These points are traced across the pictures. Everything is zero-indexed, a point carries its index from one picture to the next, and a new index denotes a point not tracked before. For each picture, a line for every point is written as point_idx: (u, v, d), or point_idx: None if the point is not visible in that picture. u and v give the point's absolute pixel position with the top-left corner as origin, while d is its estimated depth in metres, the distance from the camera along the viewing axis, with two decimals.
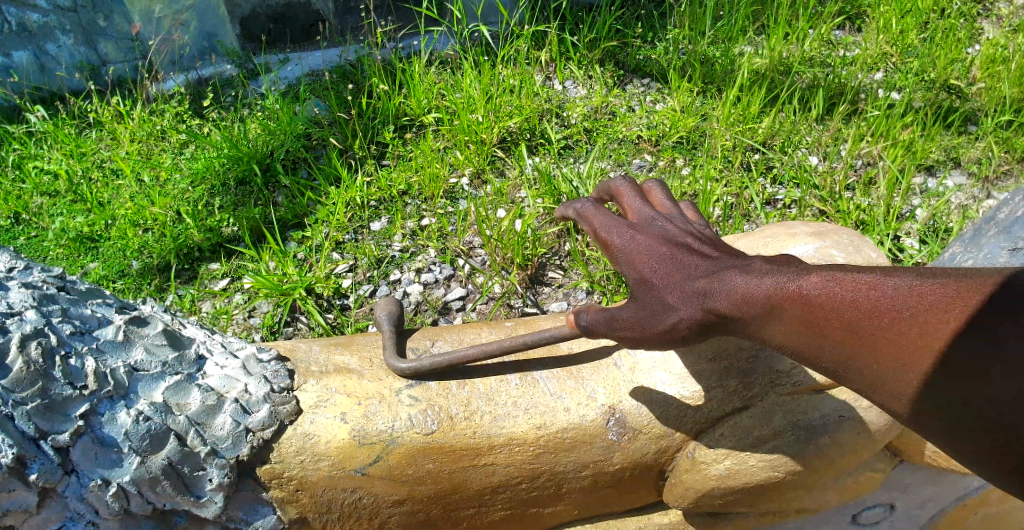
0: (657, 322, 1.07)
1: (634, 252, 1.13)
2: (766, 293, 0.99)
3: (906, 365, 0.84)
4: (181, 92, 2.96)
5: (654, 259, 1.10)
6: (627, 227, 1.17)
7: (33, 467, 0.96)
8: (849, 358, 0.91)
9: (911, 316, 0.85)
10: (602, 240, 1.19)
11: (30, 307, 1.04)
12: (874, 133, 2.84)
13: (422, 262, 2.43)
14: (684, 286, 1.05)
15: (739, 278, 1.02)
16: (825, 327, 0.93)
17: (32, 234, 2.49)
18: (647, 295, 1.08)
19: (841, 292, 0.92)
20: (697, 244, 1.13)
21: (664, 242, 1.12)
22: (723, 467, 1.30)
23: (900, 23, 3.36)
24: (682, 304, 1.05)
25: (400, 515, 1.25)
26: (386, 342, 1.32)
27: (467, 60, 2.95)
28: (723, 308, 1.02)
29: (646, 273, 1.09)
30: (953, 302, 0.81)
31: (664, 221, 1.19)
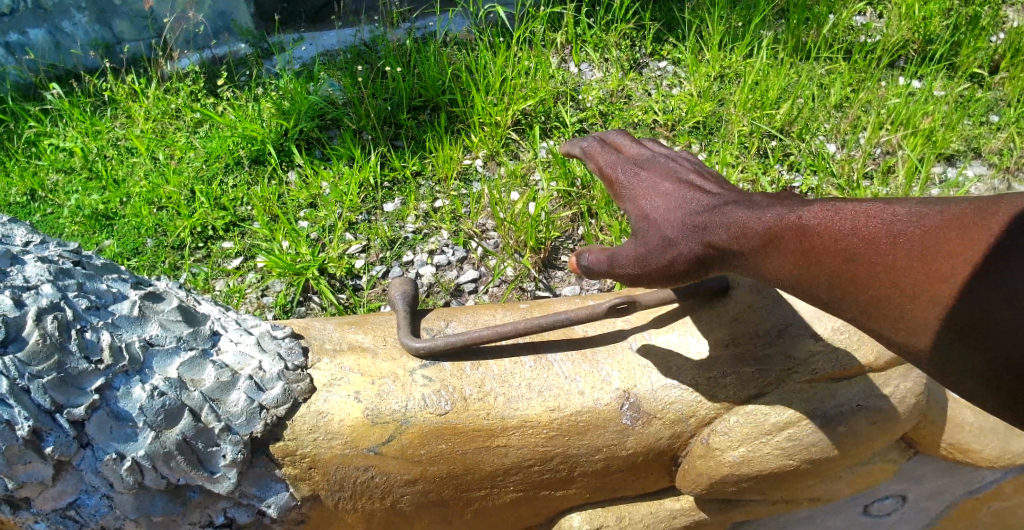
0: (657, 257, 1.10)
1: (638, 189, 1.19)
2: (766, 225, 1.01)
3: (903, 302, 0.86)
4: (196, 70, 2.96)
5: (659, 196, 1.15)
6: (632, 168, 1.23)
7: (49, 440, 0.96)
8: (843, 290, 0.92)
9: (907, 248, 0.86)
10: (609, 179, 1.24)
11: (46, 281, 1.03)
12: (895, 121, 2.77)
13: (435, 244, 2.42)
14: (684, 221, 1.09)
15: (741, 213, 1.04)
16: (820, 259, 0.93)
17: (48, 210, 2.50)
18: (648, 230, 1.13)
19: (839, 224, 0.93)
20: (700, 181, 1.16)
21: (666, 179, 1.18)
22: (737, 454, 1.29)
23: (923, 9, 3.25)
24: (682, 238, 1.08)
25: (411, 495, 1.24)
26: (401, 321, 1.31)
27: (483, 42, 2.92)
28: (722, 240, 1.05)
29: (647, 211, 1.14)
30: (951, 233, 0.82)
31: (667, 160, 1.24)
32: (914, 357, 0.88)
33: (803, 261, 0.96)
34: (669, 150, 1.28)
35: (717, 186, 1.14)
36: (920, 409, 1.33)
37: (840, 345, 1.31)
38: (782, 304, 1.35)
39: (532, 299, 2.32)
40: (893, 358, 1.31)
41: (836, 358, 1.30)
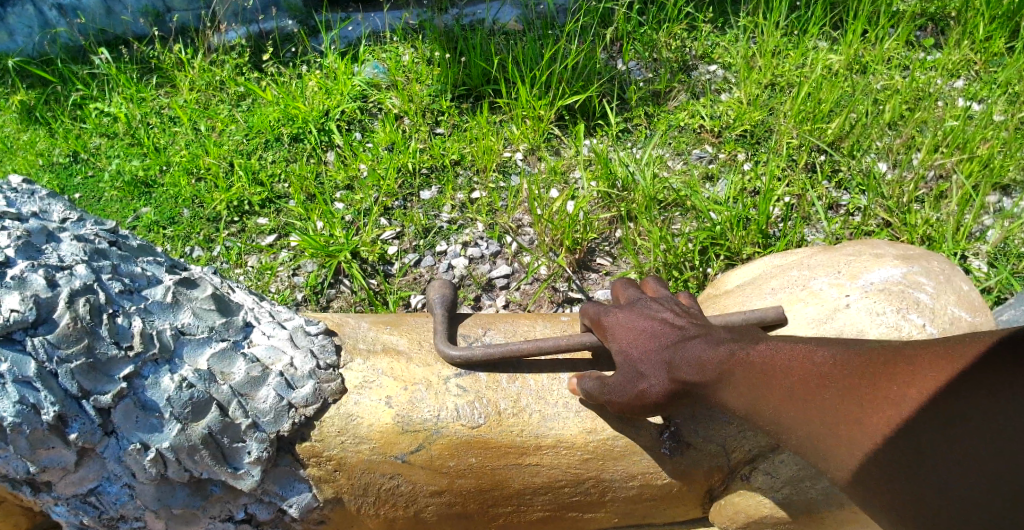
0: (631, 391, 1.09)
1: (614, 328, 1.15)
2: (718, 359, 1.03)
3: (862, 414, 0.84)
4: (242, 43, 2.93)
5: (635, 332, 1.12)
6: (615, 306, 1.19)
7: (73, 427, 0.93)
8: (800, 413, 0.92)
9: (858, 373, 0.87)
10: (590, 320, 1.22)
11: (80, 262, 1.00)
12: (950, 144, 2.62)
13: (469, 235, 2.37)
14: (655, 356, 1.08)
15: (697, 345, 1.05)
16: (776, 382, 0.95)
17: (89, 174, 2.51)
18: (624, 369, 1.11)
19: (793, 352, 0.96)
20: (679, 314, 1.14)
21: (644, 317, 1.14)
22: (779, 495, 1.24)
23: (989, 30, 3.11)
24: (653, 371, 1.07)
25: (436, 506, 1.20)
26: (438, 326, 1.27)
27: (530, 34, 2.85)
28: (685, 374, 1.04)
29: (627, 348, 1.11)
30: (913, 350, 0.84)
31: (646, 300, 1.20)
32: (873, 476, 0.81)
33: (763, 386, 0.97)
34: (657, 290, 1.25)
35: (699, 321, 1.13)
36: None
37: None
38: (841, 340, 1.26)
39: (565, 299, 2.26)
40: None
41: None
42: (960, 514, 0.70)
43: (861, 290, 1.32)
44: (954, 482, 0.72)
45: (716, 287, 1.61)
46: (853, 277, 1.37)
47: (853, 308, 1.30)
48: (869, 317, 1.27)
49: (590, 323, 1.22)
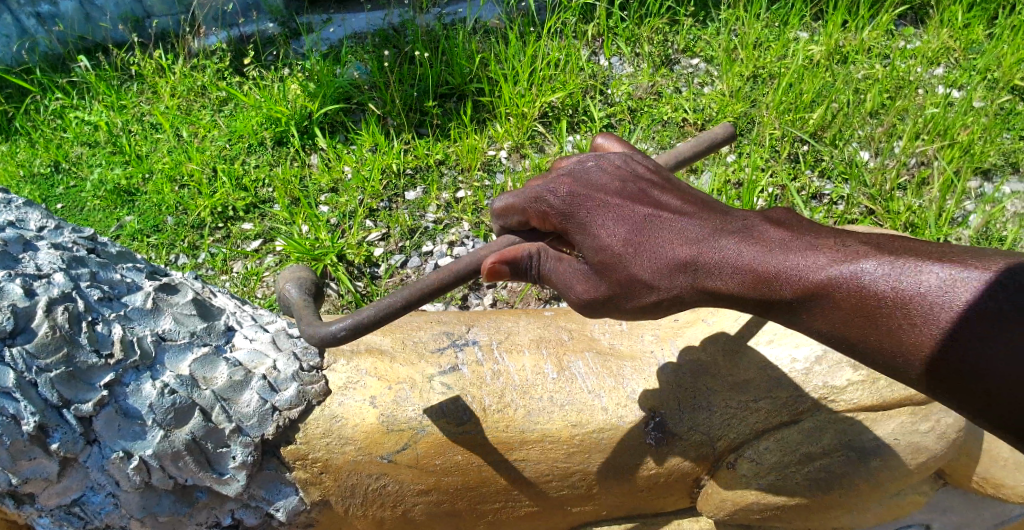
0: (628, 293, 0.98)
1: (588, 219, 0.98)
2: (755, 266, 0.93)
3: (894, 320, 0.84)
4: (223, 48, 2.91)
5: (620, 225, 0.97)
6: (576, 189, 1.00)
7: (55, 436, 0.93)
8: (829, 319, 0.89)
9: (887, 273, 0.85)
10: (527, 214, 1.03)
11: (59, 270, 1.00)
12: (931, 131, 2.64)
13: (455, 235, 2.36)
14: (663, 259, 0.96)
15: (713, 245, 0.95)
16: (813, 294, 0.90)
17: (71, 183, 2.49)
18: (616, 273, 0.97)
19: (818, 251, 0.92)
20: (653, 194, 1.01)
21: (625, 204, 0.99)
22: (765, 482, 1.25)
23: (966, 17, 3.14)
24: (658, 275, 0.96)
25: (424, 505, 1.20)
26: (303, 312, 1.12)
27: (512, 31, 2.83)
28: (705, 279, 0.95)
29: (614, 245, 0.96)
30: (937, 251, 0.86)
31: (601, 173, 1.02)
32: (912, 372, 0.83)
33: (800, 299, 0.91)
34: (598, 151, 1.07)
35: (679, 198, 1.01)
36: (957, 445, 1.28)
37: (880, 374, 1.25)
38: None
39: (552, 296, 2.23)
40: None
41: (875, 387, 1.25)
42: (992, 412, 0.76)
43: None
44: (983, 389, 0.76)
45: None
46: None
47: None
48: None
49: (523, 217, 1.04)
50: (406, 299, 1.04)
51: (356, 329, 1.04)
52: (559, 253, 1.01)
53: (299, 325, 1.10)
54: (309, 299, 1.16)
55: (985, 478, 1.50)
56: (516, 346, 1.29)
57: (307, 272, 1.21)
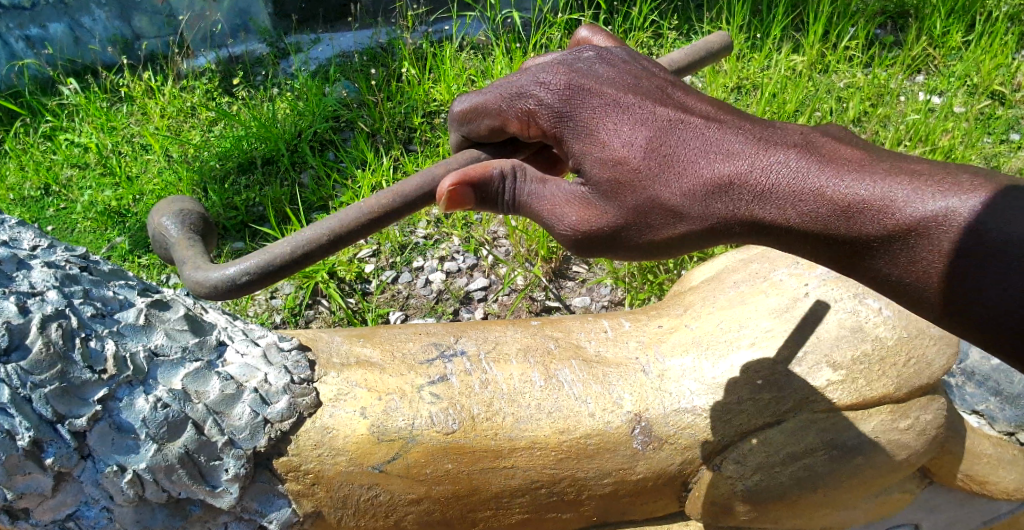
0: (639, 215, 0.94)
1: (582, 118, 0.96)
2: (773, 177, 0.89)
3: (885, 225, 0.82)
4: (212, 69, 2.95)
5: (616, 128, 0.94)
6: (572, 82, 0.97)
7: (49, 451, 0.95)
8: (823, 228, 0.86)
9: (902, 188, 0.82)
10: (503, 118, 1.01)
11: (52, 287, 1.02)
12: (913, 137, 2.69)
13: (446, 250, 2.39)
14: (676, 173, 0.92)
15: (727, 156, 0.92)
16: (827, 212, 0.86)
17: (61, 206, 2.50)
18: (608, 182, 0.94)
19: (837, 161, 0.88)
20: (654, 94, 0.98)
21: (635, 112, 0.95)
22: (750, 483, 1.29)
23: (946, 25, 3.18)
24: (669, 191, 0.92)
25: (416, 514, 1.21)
26: (185, 254, 1.04)
27: (499, 46, 2.86)
28: (720, 196, 0.91)
29: (624, 157, 0.93)
30: (958, 170, 0.83)
31: (613, 78, 0.98)
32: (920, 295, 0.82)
33: (817, 220, 0.86)
34: (597, 47, 1.04)
35: (679, 102, 0.98)
36: (938, 442, 1.36)
37: (858, 374, 1.32)
38: (801, 328, 1.36)
39: (543, 309, 2.26)
40: (914, 390, 1.33)
41: (856, 386, 1.31)
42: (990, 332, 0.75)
43: (819, 279, 1.41)
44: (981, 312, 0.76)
45: (681, 282, 1.64)
46: (812, 266, 1.44)
47: (812, 296, 1.39)
48: (828, 304, 1.37)
49: (497, 120, 1.02)
50: (335, 232, 1.01)
51: (258, 275, 0.98)
52: (536, 174, 1.00)
53: (181, 269, 1.02)
54: (189, 237, 1.07)
55: (969, 475, 1.53)
56: (503, 355, 1.32)
57: (190, 204, 1.11)
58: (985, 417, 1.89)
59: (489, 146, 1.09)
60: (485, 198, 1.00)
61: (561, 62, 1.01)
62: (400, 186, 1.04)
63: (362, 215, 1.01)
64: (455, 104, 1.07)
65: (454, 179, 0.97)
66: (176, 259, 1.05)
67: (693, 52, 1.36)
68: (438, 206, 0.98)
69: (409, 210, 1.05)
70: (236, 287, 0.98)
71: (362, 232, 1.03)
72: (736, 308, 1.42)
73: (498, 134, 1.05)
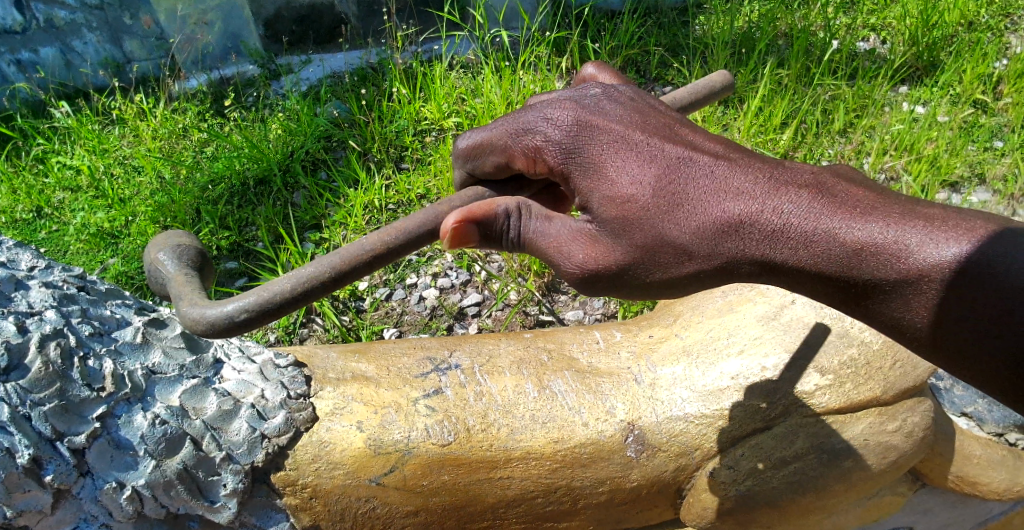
0: (647, 254, 0.94)
1: (590, 156, 0.96)
2: (781, 216, 0.89)
3: (893, 268, 0.82)
4: (204, 91, 2.99)
5: (623, 165, 0.94)
6: (581, 119, 0.98)
7: (48, 468, 0.95)
8: (831, 266, 0.86)
9: (909, 230, 0.83)
10: (509, 154, 1.01)
11: (50, 307, 1.03)
12: (897, 147, 2.75)
13: (439, 266, 2.40)
14: (684, 212, 0.92)
15: (735, 195, 0.92)
16: (836, 252, 0.85)
17: (54, 228, 2.48)
18: (615, 219, 0.94)
19: (845, 200, 0.88)
20: (661, 132, 0.99)
21: (643, 150, 0.95)
22: (743, 488, 1.31)
23: (928, 37, 3.22)
24: (678, 231, 0.92)
25: (413, 526, 1.22)
26: (183, 289, 0.99)
27: (488, 65, 2.89)
28: (728, 235, 0.91)
29: (632, 197, 0.93)
30: (962, 214, 0.84)
31: (621, 117, 0.99)
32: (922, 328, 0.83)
33: (826, 258, 0.86)
34: (605, 85, 1.06)
35: (685, 140, 0.98)
36: (926, 443, 1.39)
37: (846, 378, 1.35)
38: (789, 333, 1.38)
39: (536, 323, 2.28)
40: (901, 392, 1.36)
41: (843, 390, 1.34)
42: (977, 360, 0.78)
43: None
44: (969, 342, 0.79)
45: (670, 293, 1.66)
46: None
47: (799, 303, 1.41)
48: (814, 310, 1.40)
49: (503, 156, 1.01)
50: (336, 269, 0.97)
51: (257, 313, 0.93)
52: (542, 213, 0.99)
53: (178, 304, 0.97)
54: (186, 272, 1.03)
55: (959, 476, 1.56)
56: (497, 368, 1.34)
57: (186, 239, 1.07)
58: (975, 419, 1.92)
59: (492, 183, 1.07)
60: (490, 235, 0.99)
61: (567, 97, 1.02)
62: (403, 222, 1.01)
63: (365, 252, 0.98)
64: (460, 140, 1.05)
65: (458, 216, 0.96)
66: (171, 295, 1.00)
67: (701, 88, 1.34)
68: (442, 244, 0.98)
69: (413, 246, 1.01)
70: (233, 326, 0.93)
71: (363, 270, 0.99)
72: (725, 316, 1.44)
73: (503, 170, 1.04)
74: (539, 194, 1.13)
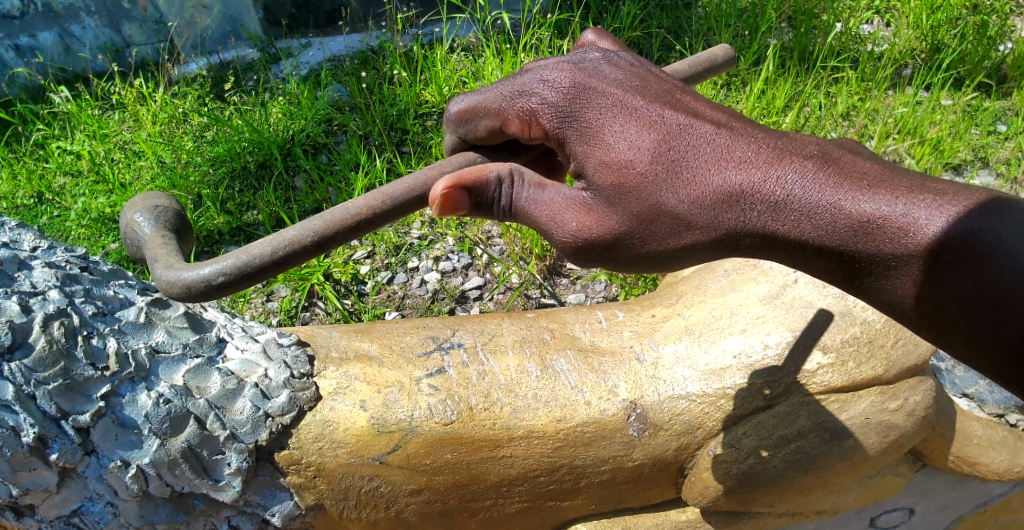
0: (642, 224, 0.93)
1: (587, 120, 0.95)
2: (782, 188, 0.88)
3: (892, 242, 0.82)
4: (203, 75, 2.96)
5: (622, 131, 0.94)
6: (578, 82, 0.97)
7: (54, 447, 0.96)
8: (833, 240, 0.85)
9: (911, 204, 0.82)
10: (503, 117, 1.00)
11: (53, 287, 1.03)
12: (901, 131, 2.73)
13: (440, 250, 2.39)
14: (683, 182, 0.92)
15: (735, 165, 0.91)
16: (835, 225, 0.85)
17: (55, 213, 2.47)
18: (611, 187, 0.93)
19: (849, 172, 0.87)
20: (663, 98, 0.98)
21: (643, 118, 0.94)
22: (746, 466, 1.31)
23: (932, 19, 3.19)
24: (676, 202, 0.91)
25: (416, 505, 1.22)
26: (157, 251, 0.98)
27: (490, 48, 2.86)
28: (725, 207, 0.90)
29: (631, 165, 0.92)
30: (964, 191, 0.84)
31: (622, 82, 0.98)
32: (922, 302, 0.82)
33: (825, 230, 0.86)
34: (605, 50, 1.05)
35: (688, 107, 0.97)
36: (928, 422, 1.39)
37: (848, 356, 1.35)
38: (792, 312, 1.39)
39: (538, 306, 2.27)
40: (903, 370, 1.36)
41: (844, 369, 1.34)
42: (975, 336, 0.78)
43: None
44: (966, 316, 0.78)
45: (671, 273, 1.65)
46: None
47: (800, 283, 1.42)
48: (816, 289, 1.40)
49: (496, 120, 1.01)
50: (319, 233, 0.96)
51: (235, 276, 0.93)
52: (534, 182, 0.98)
53: (154, 267, 0.96)
54: (163, 235, 1.02)
55: (960, 456, 1.56)
56: (500, 347, 1.34)
57: (165, 201, 1.06)
58: (975, 400, 1.93)
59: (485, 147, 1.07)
60: (480, 203, 0.98)
61: (567, 61, 1.00)
62: (390, 188, 1.01)
63: (350, 216, 0.97)
64: (453, 104, 1.05)
65: (448, 182, 0.95)
66: (147, 257, 1.00)
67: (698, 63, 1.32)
68: (431, 212, 0.97)
69: (399, 213, 1.01)
70: (211, 289, 0.92)
71: (349, 235, 0.98)
72: (727, 295, 1.44)
73: (497, 136, 1.03)
74: (536, 161, 1.13)
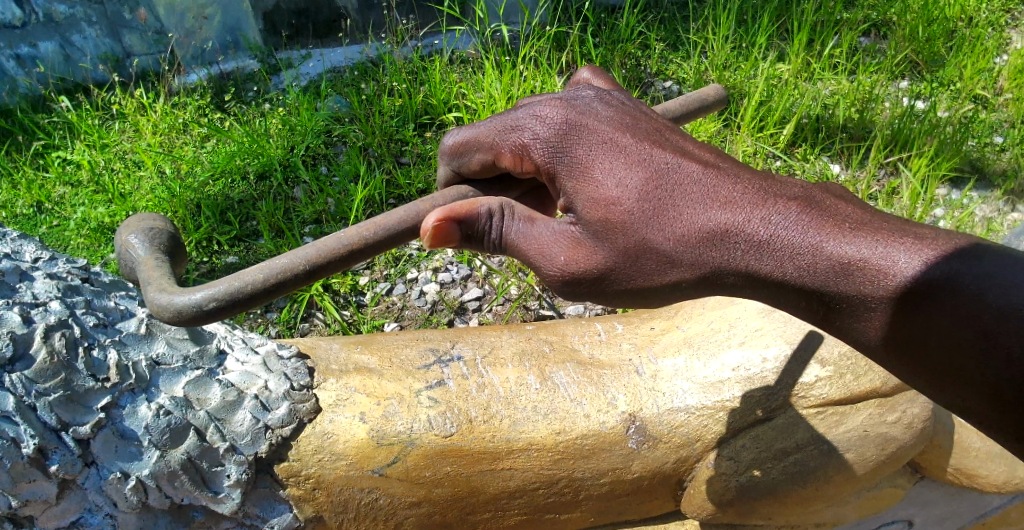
0: (628, 261, 0.94)
1: (577, 157, 0.95)
2: (768, 229, 0.89)
3: (874, 286, 0.83)
4: (204, 85, 2.98)
5: (611, 168, 0.94)
6: (570, 119, 0.97)
7: (53, 459, 0.96)
8: (815, 280, 0.86)
9: (894, 250, 0.83)
10: (496, 151, 1.00)
11: (54, 298, 1.04)
12: (897, 143, 2.76)
13: (439, 261, 2.40)
14: (669, 222, 0.92)
15: (721, 206, 0.92)
16: (819, 268, 0.86)
17: (54, 222, 2.47)
18: (598, 222, 0.94)
19: (832, 215, 0.88)
20: (652, 137, 0.98)
21: (632, 156, 0.95)
22: (744, 478, 1.32)
23: (927, 31, 3.20)
24: (662, 241, 0.92)
25: (415, 517, 1.22)
26: (151, 273, 0.98)
27: (489, 60, 2.87)
28: (711, 247, 0.91)
29: (618, 203, 0.93)
30: (943, 236, 0.85)
31: (612, 119, 0.99)
32: (914, 341, 0.82)
33: (808, 273, 0.87)
34: (599, 88, 1.06)
35: (676, 147, 0.98)
36: (927, 434, 1.39)
37: (846, 369, 1.35)
38: (790, 325, 1.39)
39: (537, 317, 2.28)
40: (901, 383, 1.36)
41: (843, 382, 1.34)
42: (963, 374, 0.78)
43: None
44: (952, 355, 0.78)
45: None
46: None
47: None
48: None
49: (490, 155, 1.01)
50: (312, 262, 0.96)
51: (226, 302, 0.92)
52: (524, 215, 0.98)
53: (145, 289, 0.96)
54: (157, 256, 1.02)
55: (958, 468, 1.56)
56: (499, 360, 1.34)
57: (160, 223, 1.07)
58: None
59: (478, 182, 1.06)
60: (472, 235, 0.98)
61: (558, 97, 1.01)
62: (383, 219, 1.00)
63: (342, 246, 0.97)
64: (447, 138, 1.05)
65: (440, 214, 0.95)
66: (141, 279, 1.00)
67: (687, 103, 1.31)
68: (423, 243, 0.96)
69: (389, 244, 1.00)
70: (202, 314, 0.91)
71: (340, 265, 0.98)
72: (725, 308, 1.45)
73: (490, 170, 1.03)
74: (526, 194, 1.11)
